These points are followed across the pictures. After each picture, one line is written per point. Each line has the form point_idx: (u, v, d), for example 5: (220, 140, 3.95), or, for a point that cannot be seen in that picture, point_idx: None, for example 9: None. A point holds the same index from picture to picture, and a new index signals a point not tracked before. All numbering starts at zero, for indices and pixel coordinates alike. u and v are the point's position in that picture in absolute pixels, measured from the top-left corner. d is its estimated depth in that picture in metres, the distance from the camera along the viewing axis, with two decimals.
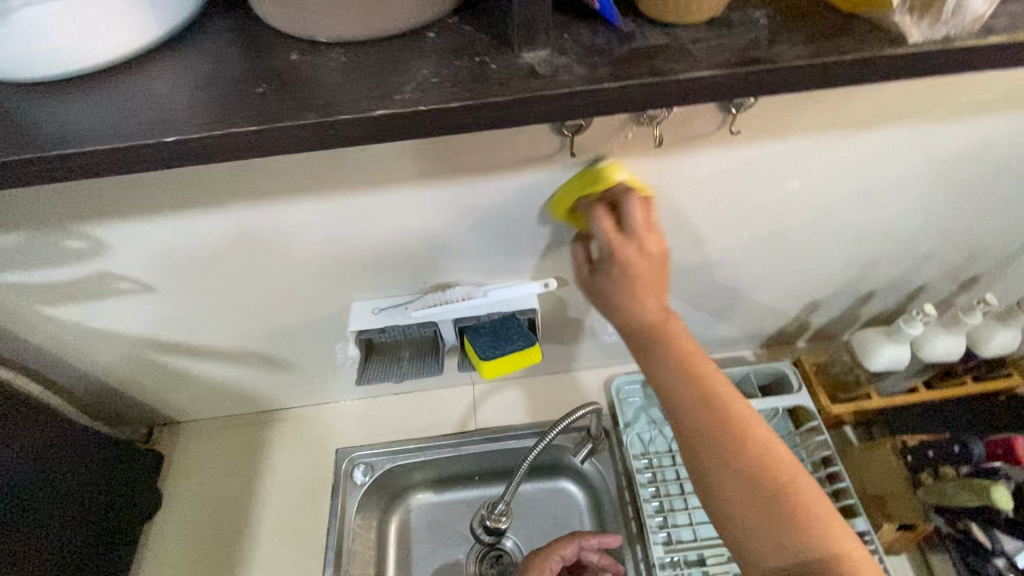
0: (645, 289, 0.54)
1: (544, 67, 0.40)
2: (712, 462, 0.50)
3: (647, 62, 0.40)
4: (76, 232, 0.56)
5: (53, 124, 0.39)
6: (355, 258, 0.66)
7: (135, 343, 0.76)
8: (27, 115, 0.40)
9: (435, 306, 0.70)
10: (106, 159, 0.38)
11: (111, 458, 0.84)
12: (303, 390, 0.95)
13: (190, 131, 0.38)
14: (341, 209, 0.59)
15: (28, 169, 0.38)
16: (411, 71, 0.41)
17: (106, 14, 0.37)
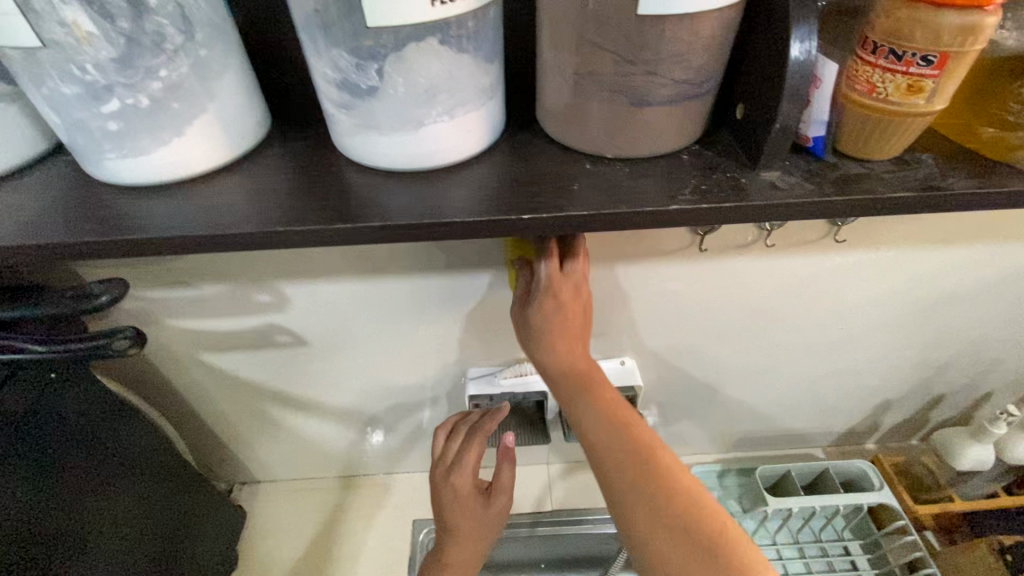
0: (563, 331, 0.56)
1: (782, 183, 0.43)
2: (609, 468, 0.49)
3: (856, 183, 0.43)
4: (268, 287, 0.64)
5: (327, 197, 0.43)
6: (486, 328, 0.74)
7: (258, 394, 0.81)
8: (309, 190, 0.44)
9: (521, 375, 0.75)
10: (346, 234, 0.41)
11: (189, 540, 0.83)
12: (387, 455, 0.98)
13: (395, 216, 0.41)
14: (490, 284, 0.67)
15: (290, 239, 0.41)
16: (681, 179, 0.43)
17: (440, 127, 0.41)
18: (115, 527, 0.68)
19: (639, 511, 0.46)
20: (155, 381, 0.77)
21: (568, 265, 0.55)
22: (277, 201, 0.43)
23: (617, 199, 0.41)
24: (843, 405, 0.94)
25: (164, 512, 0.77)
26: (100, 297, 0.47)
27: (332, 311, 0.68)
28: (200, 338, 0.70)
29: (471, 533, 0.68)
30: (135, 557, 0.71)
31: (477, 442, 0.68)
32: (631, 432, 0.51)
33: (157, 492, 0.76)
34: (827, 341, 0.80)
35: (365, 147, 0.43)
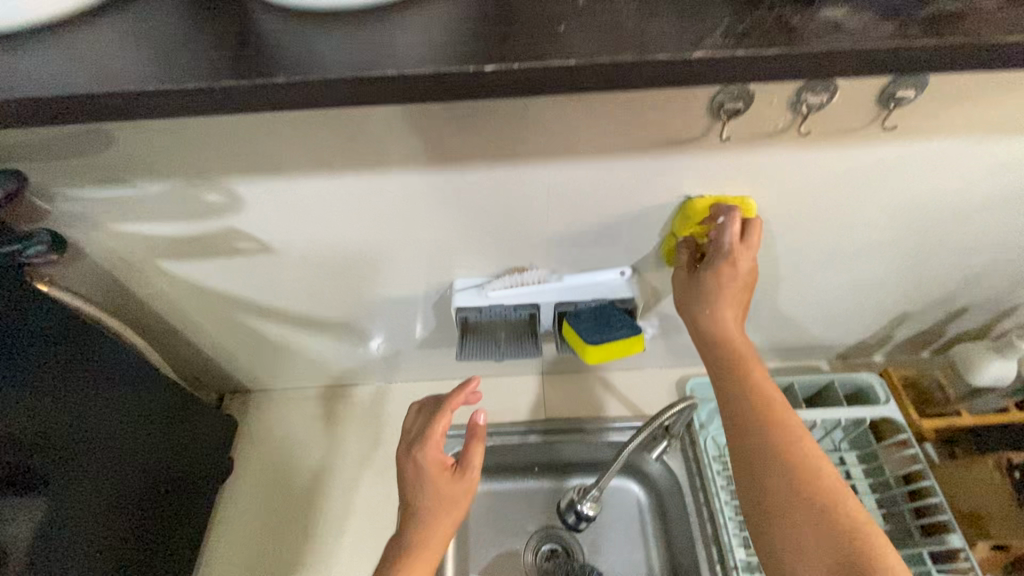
0: (724, 295, 0.59)
1: (848, 23, 0.38)
2: (735, 400, 0.56)
3: (953, 24, 0.37)
4: (216, 185, 0.56)
5: (259, 49, 0.38)
6: (471, 234, 0.66)
7: (231, 305, 0.76)
8: (238, 40, 0.39)
9: (513, 286, 0.69)
10: (285, 91, 0.36)
11: (178, 434, 0.82)
12: (377, 366, 0.95)
13: (348, 71, 0.36)
14: (473, 182, 0.58)
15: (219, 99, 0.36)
16: (711, 21, 0.38)
17: None
18: (88, 428, 0.64)
19: (755, 465, 0.52)
20: (114, 291, 0.71)
21: (744, 234, 0.59)
22: (199, 55, 0.38)
23: (607, 52, 0.36)
24: (857, 318, 0.88)
25: (160, 413, 0.77)
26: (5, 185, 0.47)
27: (295, 213, 0.61)
28: (153, 243, 0.63)
29: (439, 503, 0.65)
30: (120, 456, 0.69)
31: (438, 413, 0.69)
32: (766, 407, 0.54)
33: (149, 394, 0.75)
34: (852, 249, 0.73)
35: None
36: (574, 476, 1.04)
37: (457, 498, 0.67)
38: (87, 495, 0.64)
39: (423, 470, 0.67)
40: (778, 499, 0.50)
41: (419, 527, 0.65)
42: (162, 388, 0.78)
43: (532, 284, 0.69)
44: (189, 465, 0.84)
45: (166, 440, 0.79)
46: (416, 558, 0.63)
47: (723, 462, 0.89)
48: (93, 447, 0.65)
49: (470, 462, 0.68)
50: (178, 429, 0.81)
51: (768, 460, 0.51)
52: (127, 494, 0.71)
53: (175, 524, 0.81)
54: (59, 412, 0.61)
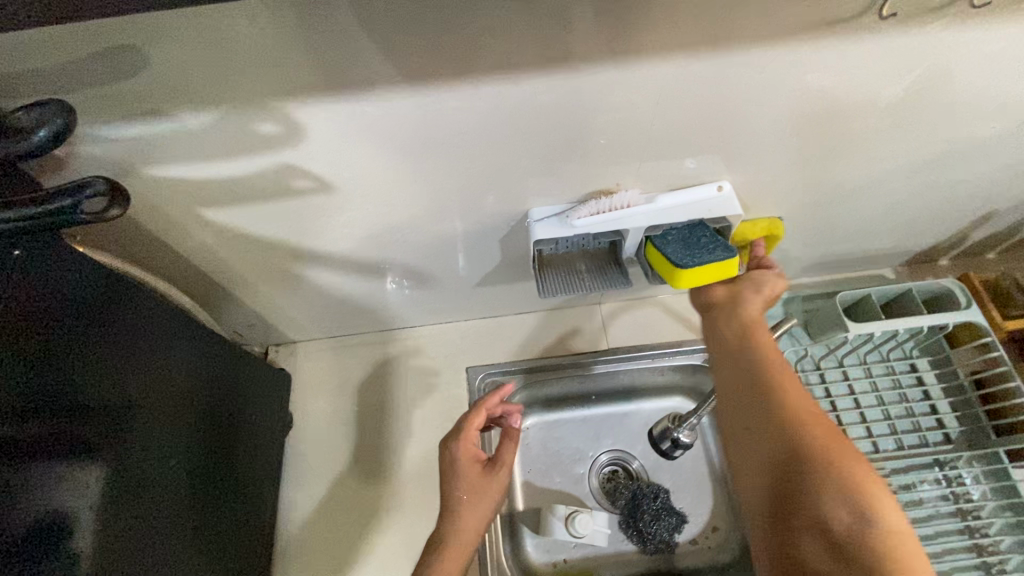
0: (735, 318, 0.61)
1: None
2: (739, 390, 0.55)
3: None
4: (275, 112, 0.47)
5: None
6: (558, 154, 0.58)
7: (280, 253, 0.68)
8: None
9: (599, 213, 0.62)
10: None
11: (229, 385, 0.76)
12: (430, 307, 0.89)
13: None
14: (573, 91, 0.50)
15: None
16: None
17: None
18: (141, 384, 0.59)
19: (756, 448, 0.51)
20: (150, 247, 0.63)
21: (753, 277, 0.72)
22: None
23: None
24: (936, 222, 0.84)
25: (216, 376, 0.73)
26: (38, 132, 0.39)
27: (362, 143, 0.52)
28: (196, 189, 0.54)
29: (470, 499, 0.65)
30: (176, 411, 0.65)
31: (479, 406, 0.69)
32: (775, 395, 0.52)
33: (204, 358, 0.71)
34: (961, 146, 0.67)
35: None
36: (632, 401, 1.02)
37: (488, 493, 0.66)
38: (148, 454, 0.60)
39: (457, 463, 0.67)
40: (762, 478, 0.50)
41: (449, 519, 0.65)
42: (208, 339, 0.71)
43: (622, 209, 0.62)
44: (252, 427, 0.81)
45: (222, 394, 0.74)
46: (432, 554, 0.63)
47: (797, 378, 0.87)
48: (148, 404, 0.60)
49: (503, 460, 0.68)
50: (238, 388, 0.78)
51: (784, 461, 0.48)
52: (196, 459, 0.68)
53: (248, 485, 0.79)
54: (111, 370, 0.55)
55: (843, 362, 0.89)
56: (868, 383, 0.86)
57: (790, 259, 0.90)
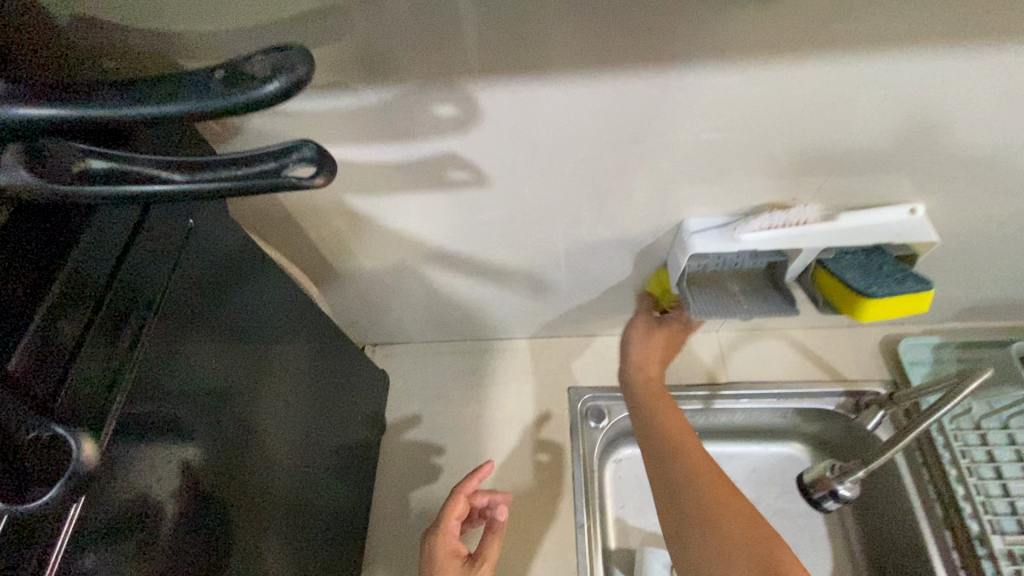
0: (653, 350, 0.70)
1: None
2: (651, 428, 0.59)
3: None
4: (456, 93, 0.43)
5: None
6: (736, 160, 0.52)
7: (408, 248, 0.65)
8: None
9: (769, 229, 0.56)
10: None
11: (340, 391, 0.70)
12: (537, 320, 0.84)
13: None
14: (779, 88, 0.45)
15: None
16: None
17: None
18: (262, 377, 0.50)
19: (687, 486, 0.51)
20: (286, 232, 0.61)
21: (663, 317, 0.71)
22: None
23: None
24: None
25: (313, 358, 0.62)
26: (267, 84, 0.26)
27: (532, 133, 0.48)
28: (350, 173, 0.52)
29: None
30: (302, 415, 0.58)
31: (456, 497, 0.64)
32: (698, 477, 0.51)
33: (304, 334, 0.60)
34: None
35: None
36: (742, 442, 0.91)
37: None
38: (285, 463, 0.54)
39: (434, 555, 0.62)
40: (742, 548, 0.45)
41: None
42: (327, 338, 0.66)
43: (801, 224, 0.55)
44: (338, 424, 0.69)
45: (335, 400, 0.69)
46: None
47: (951, 436, 0.76)
48: (254, 393, 0.49)
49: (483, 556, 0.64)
50: (328, 379, 0.66)
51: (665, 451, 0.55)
52: (288, 454, 0.55)
53: (329, 500, 0.65)
54: (256, 369, 0.49)
55: (1008, 423, 0.77)
56: None
57: (949, 302, 0.80)
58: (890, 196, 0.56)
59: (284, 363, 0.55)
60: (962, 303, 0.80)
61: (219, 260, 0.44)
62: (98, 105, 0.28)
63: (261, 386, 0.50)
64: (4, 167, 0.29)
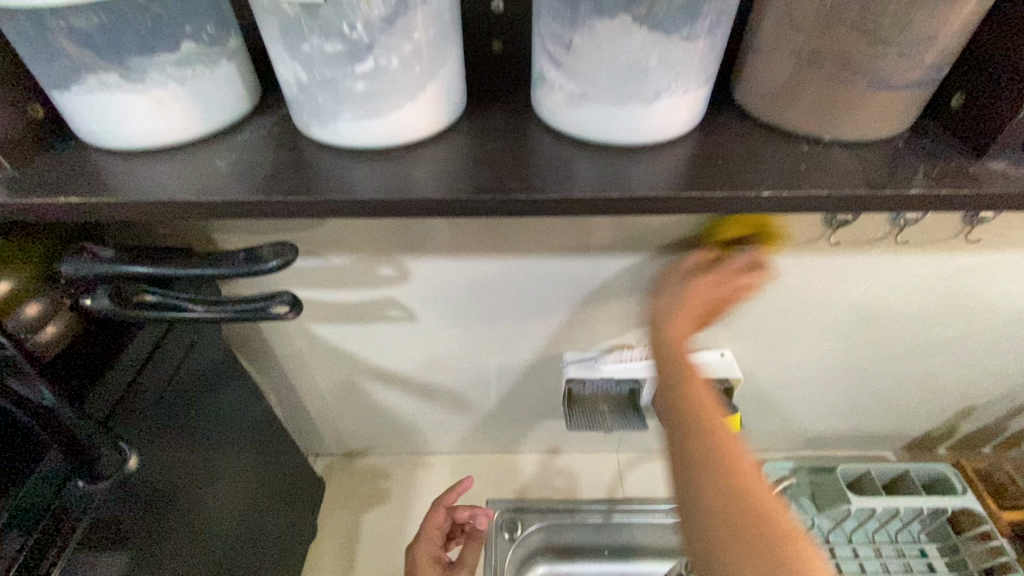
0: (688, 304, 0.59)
1: None
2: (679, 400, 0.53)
3: None
4: (394, 262, 0.65)
5: (559, 173, 0.38)
6: (593, 314, 0.74)
7: (353, 366, 0.82)
8: (541, 160, 0.39)
9: (621, 362, 0.76)
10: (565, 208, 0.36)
11: (272, 491, 0.78)
12: (459, 435, 0.99)
13: (576, 191, 0.36)
14: (609, 270, 0.68)
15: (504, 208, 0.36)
16: None
17: None
18: (193, 481, 0.57)
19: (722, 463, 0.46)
20: (259, 348, 0.78)
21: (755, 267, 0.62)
22: (460, 168, 0.38)
23: (775, 179, 0.36)
24: (923, 413, 0.95)
25: (245, 463, 0.69)
26: (271, 262, 0.47)
27: (446, 288, 0.69)
28: (314, 308, 0.71)
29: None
30: (223, 519, 0.63)
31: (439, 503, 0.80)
32: (703, 419, 0.50)
33: (238, 439, 0.68)
34: (925, 343, 0.81)
35: (551, 110, 0.39)
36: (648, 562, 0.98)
37: None
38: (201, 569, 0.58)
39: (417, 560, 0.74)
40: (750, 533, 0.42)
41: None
42: (260, 445, 0.74)
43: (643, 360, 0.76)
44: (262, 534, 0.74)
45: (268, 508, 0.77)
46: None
47: None
48: (185, 497, 0.56)
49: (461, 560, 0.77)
50: (257, 486, 0.73)
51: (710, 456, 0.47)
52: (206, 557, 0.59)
53: None
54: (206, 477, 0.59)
55: (852, 538, 0.91)
56: (877, 563, 0.88)
57: (793, 431, 0.99)
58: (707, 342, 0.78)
59: (216, 465, 0.62)
60: (805, 432, 0.99)
61: (192, 376, 0.58)
62: (166, 267, 0.47)
63: (204, 486, 0.59)
64: (99, 297, 0.47)
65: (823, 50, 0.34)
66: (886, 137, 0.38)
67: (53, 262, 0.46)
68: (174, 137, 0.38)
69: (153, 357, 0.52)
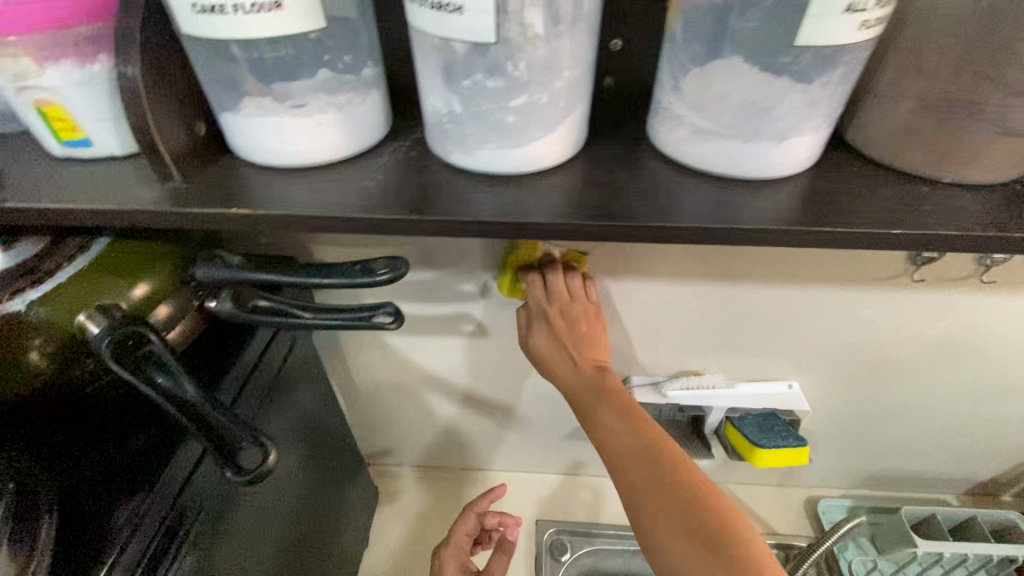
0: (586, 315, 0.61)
1: None
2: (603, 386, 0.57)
3: None
4: (475, 278, 0.68)
5: (676, 201, 0.39)
6: (662, 337, 0.75)
7: (419, 377, 0.85)
8: (657, 186, 0.41)
9: (688, 388, 0.76)
10: (683, 236, 0.38)
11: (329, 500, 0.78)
12: (512, 452, 0.99)
13: (693, 220, 0.38)
14: (684, 295, 0.69)
15: (623, 235, 0.38)
16: None
17: None
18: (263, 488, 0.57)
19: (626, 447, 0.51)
20: (332, 355, 0.81)
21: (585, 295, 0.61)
22: (581, 194, 0.40)
23: (888, 219, 0.37)
24: (990, 457, 0.92)
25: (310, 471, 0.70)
26: (383, 274, 0.50)
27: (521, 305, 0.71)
28: None
29: None
30: (280, 529, 0.63)
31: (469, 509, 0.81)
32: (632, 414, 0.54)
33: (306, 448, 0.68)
34: (998, 385, 0.80)
35: (671, 144, 0.41)
36: None
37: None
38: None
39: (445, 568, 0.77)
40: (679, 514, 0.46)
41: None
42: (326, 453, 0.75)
43: (709, 387, 0.76)
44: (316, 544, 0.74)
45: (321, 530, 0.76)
46: None
47: None
48: (257, 502, 0.56)
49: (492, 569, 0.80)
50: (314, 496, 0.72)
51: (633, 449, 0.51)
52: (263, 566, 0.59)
53: None
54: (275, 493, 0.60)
55: None
56: None
57: (852, 468, 0.97)
58: (774, 372, 0.78)
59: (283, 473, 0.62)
60: (864, 470, 0.97)
61: (282, 379, 0.59)
62: (286, 274, 0.50)
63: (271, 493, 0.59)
64: (222, 300, 0.50)
65: (947, 98, 0.36)
66: (1000, 181, 0.39)
67: (189, 262, 0.49)
68: (318, 157, 0.41)
69: (260, 363, 0.54)
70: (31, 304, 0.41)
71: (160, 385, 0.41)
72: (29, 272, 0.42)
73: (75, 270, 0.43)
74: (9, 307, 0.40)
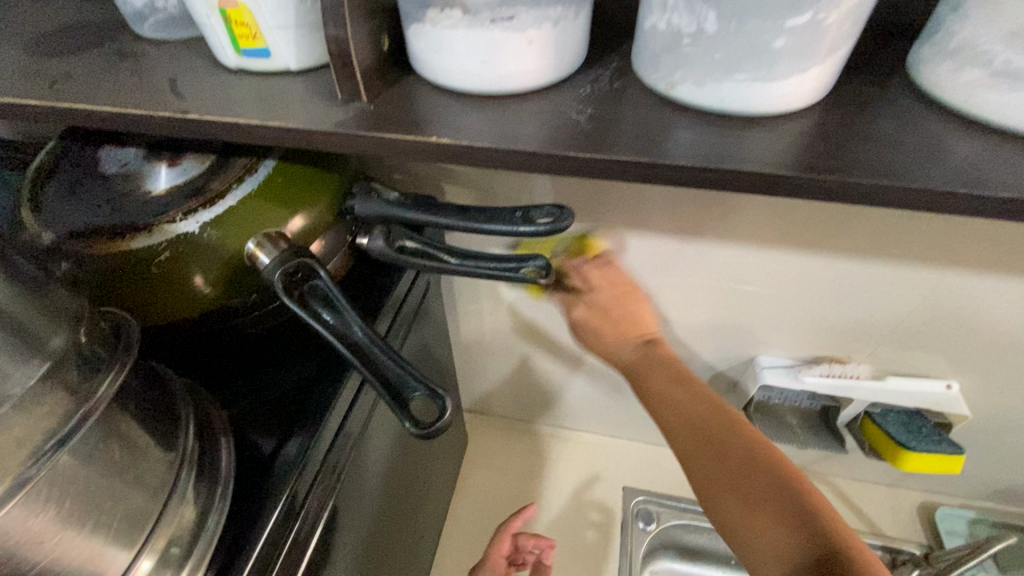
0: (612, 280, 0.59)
1: None
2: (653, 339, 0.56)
3: None
4: (614, 235, 0.62)
5: (938, 160, 0.31)
6: (808, 318, 0.67)
7: (526, 331, 0.81)
8: (911, 140, 0.33)
9: (827, 376, 0.69)
10: (938, 204, 0.30)
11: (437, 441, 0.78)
12: (603, 417, 0.96)
13: (954, 184, 0.30)
14: (849, 274, 0.61)
15: (858, 196, 0.31)
16: None
17: None
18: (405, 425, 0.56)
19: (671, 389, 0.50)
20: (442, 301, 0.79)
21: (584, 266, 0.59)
22: (817, 143, 0.33)
23: None
24: None
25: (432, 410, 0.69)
26: (546, 224, 0.45)
27: (656, 268, 0.65)
28: None
29: None
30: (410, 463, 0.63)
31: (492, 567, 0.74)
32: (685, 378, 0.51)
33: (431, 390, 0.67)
34: None
35: (955, 90, 0.33)
36: None
37: None
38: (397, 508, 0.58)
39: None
40: (769, 525, 0.41)
41: None
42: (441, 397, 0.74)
43: (853, 378, 0.69)
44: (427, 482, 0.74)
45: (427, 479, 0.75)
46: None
47: None
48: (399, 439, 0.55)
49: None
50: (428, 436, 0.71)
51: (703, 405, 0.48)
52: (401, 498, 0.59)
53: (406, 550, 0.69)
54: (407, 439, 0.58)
55: None
56: None
57: (982, 480, 0.88)
58: (931, 369, 0.69)
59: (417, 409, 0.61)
60: (995, 484, 0.88)
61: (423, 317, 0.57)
62: (444, 218, 0.45)
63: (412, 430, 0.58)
64: (373, 237, 0.47)
65: None
66: None
67: (346, 196, 0.46)
68: (514, 83, 0.35)
69: (403, 308, 0.51)
70: (202, 227, 0.39)
71: (329, 324, 0.39)
72: (199, 192, 0.40)
73: (242, 195, 0.40)
74: (182, 229, 0.39)
